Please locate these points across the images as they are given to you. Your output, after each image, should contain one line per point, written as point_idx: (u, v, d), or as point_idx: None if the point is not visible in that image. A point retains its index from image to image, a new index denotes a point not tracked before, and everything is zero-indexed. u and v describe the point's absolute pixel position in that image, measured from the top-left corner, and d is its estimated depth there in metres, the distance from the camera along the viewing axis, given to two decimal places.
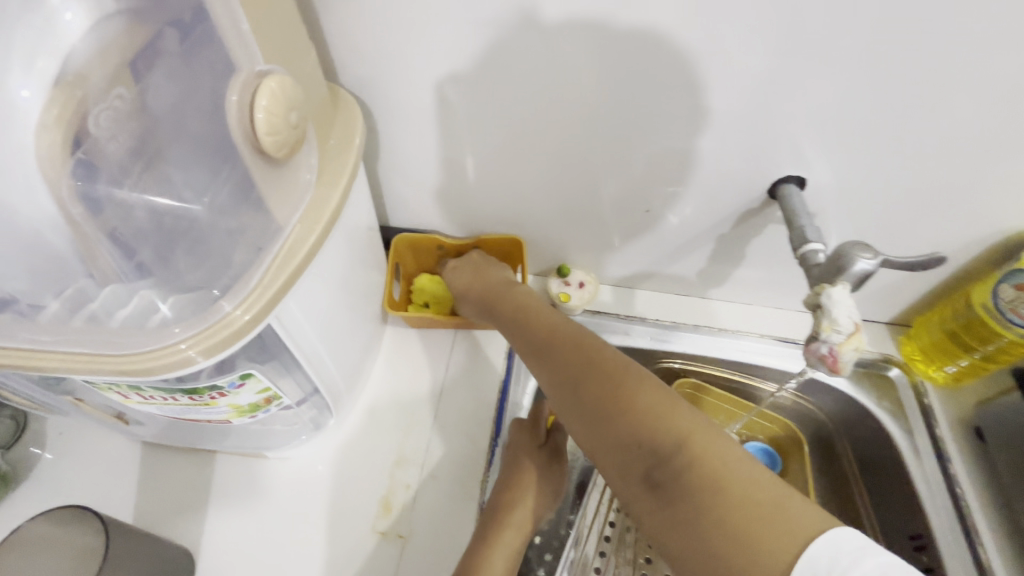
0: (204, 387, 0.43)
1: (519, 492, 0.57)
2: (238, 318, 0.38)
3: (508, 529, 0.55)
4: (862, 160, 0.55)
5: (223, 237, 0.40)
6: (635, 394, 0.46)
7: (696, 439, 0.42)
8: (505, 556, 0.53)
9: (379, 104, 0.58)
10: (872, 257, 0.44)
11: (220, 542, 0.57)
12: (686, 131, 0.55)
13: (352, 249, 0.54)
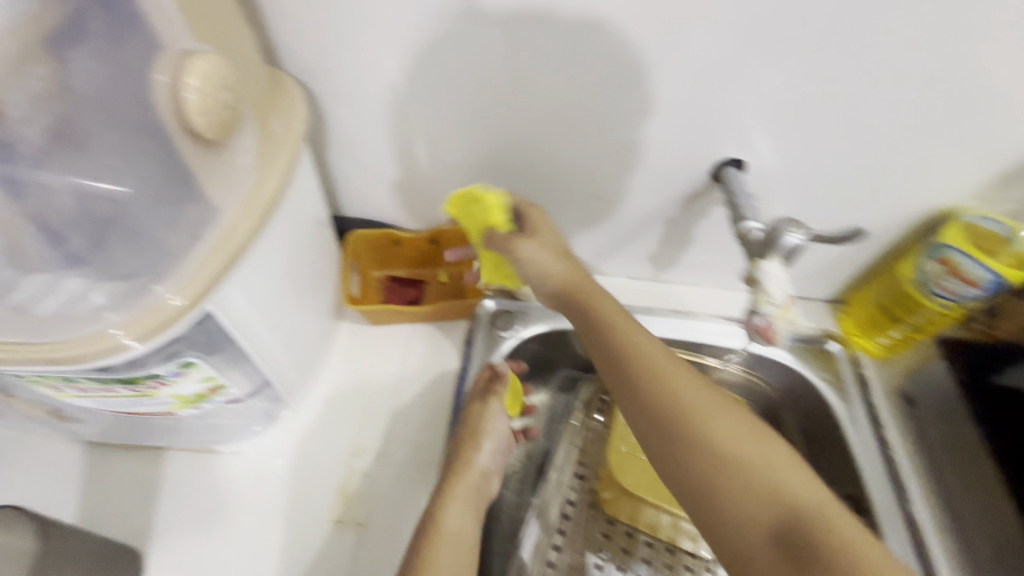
0: (142, 375, 0.43)
1: (474, 444, 0.59)
2: (172, 304, 0.38)
3: (462, 480, 0.57)
4: (794, 144, 0.58)
5: (157, 219, 0.38)
6: (748, 444, 0.45)
7: (759, 462, 0.44)
8: (460, 508, 0.55)
9: (327, 92, 0.58)
10: (802, 234, 0.46)
11: (164, 542, 0.55)
12: (627, 118, 0.57)
13: (296, 235, 0.53)
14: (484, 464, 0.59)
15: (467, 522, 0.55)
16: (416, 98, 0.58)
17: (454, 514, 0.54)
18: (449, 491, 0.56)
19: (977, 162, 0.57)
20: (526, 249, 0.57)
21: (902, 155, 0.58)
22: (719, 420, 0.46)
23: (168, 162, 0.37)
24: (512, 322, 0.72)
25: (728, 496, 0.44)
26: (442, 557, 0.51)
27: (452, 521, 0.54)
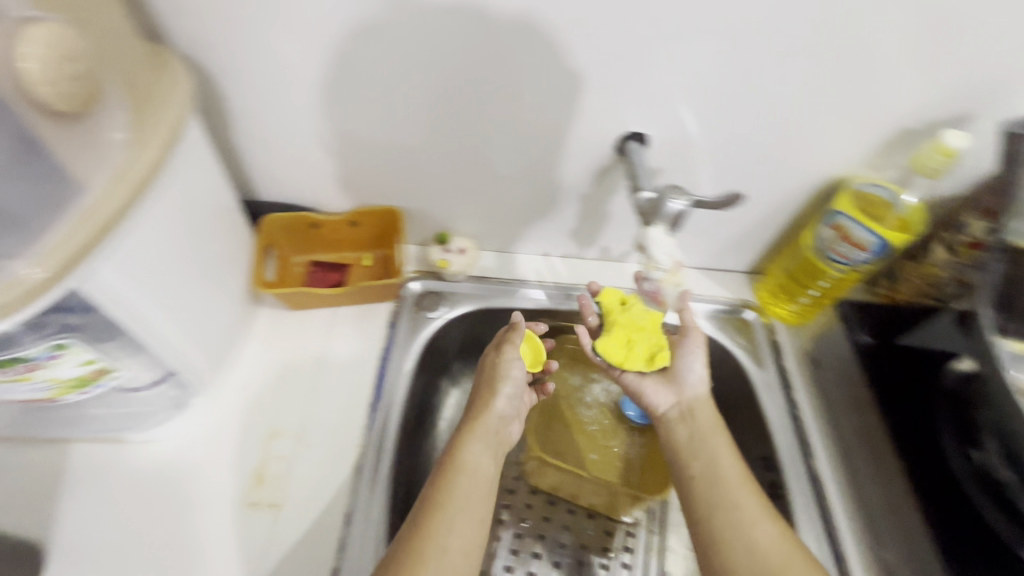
0: (6, 358, 0.42)
1: (491, 391, 0.64)
2: (28, 279, 0.36)
3: (481, 423, 0.61)
4: (691, 117, 0.60)
5: (14, 188, 0.35)
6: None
7: (732, 498, 0.53)
8: (480, 445, 0.59)
9: (220, 70, 0.57)
10: (684, 200, 0.49)
11: (65, 538, 0.54)
12: (528, 92, 0.58)
13: (188, 217, 0.52)
14: (501, 410, 0.63)
15: (487, 459, 0.59)
16: (315, 74, 0.57)
17: (475, 451, 0.59)
18: (468, 434, 0.60)
19: (862, 131, 0.60)
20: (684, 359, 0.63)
21: (795, 125, 0.60)
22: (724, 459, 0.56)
23: (14, 129, 0.35)
24: (439, 303, 0.75)
25: (708, 511, 0.53)
26: (462, 488, 0.55)
27: (471, 456, 0.58)
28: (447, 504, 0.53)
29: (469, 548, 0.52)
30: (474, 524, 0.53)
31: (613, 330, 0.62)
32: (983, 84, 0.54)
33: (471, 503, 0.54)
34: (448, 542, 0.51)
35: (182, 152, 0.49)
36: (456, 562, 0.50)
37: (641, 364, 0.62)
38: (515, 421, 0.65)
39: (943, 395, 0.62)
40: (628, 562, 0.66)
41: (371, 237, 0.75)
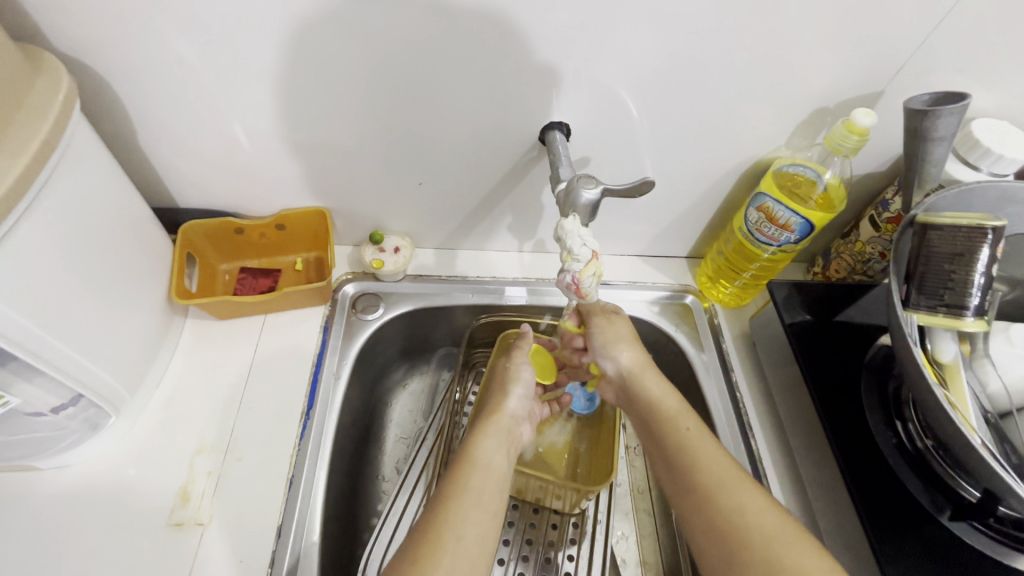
0: None
1: (503, 393, 0.63)
2: None
3: (493, 421, 0.59)
4: (609, 106, 0.59)
5: None
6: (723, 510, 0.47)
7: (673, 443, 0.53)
8: (493, 442, 0.57)
9: (110, 75, 0.54)
10: (594, 188, 0.48)
11: None
12: (441, 86, 0.56)
13: (71, 232, 0.49)
14: (512, 410, 0.62)
15: (500, 455, 0.56)
16: (215, 75, 0.54)
17: (488, 446, 0.56)
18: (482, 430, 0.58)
19: (779, 114, 0.60)
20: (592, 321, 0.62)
21: (713, 111, 0.60)
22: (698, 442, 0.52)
23: None
24: (375, 305, 0.74)
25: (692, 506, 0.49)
26: (476, 480, 0.52)
27: (485, 452, 0.55)
28: (461, 494, 0.50)
29: (484, 540, 0.48)
30: (488, 518, 0.50)
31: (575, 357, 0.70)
32: (889, 63, 0.55)
33: (484, 496, 0.51)
34: (464, 532, 0.47)
35: (53, 164, 0.46)
36: (472, 553, 0.46)
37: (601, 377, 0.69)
38: (524, 423, 0.64)
39: (866, 369, 0.64)
40: (573, 553, 0.68)
41: (301, 239, 0.74)
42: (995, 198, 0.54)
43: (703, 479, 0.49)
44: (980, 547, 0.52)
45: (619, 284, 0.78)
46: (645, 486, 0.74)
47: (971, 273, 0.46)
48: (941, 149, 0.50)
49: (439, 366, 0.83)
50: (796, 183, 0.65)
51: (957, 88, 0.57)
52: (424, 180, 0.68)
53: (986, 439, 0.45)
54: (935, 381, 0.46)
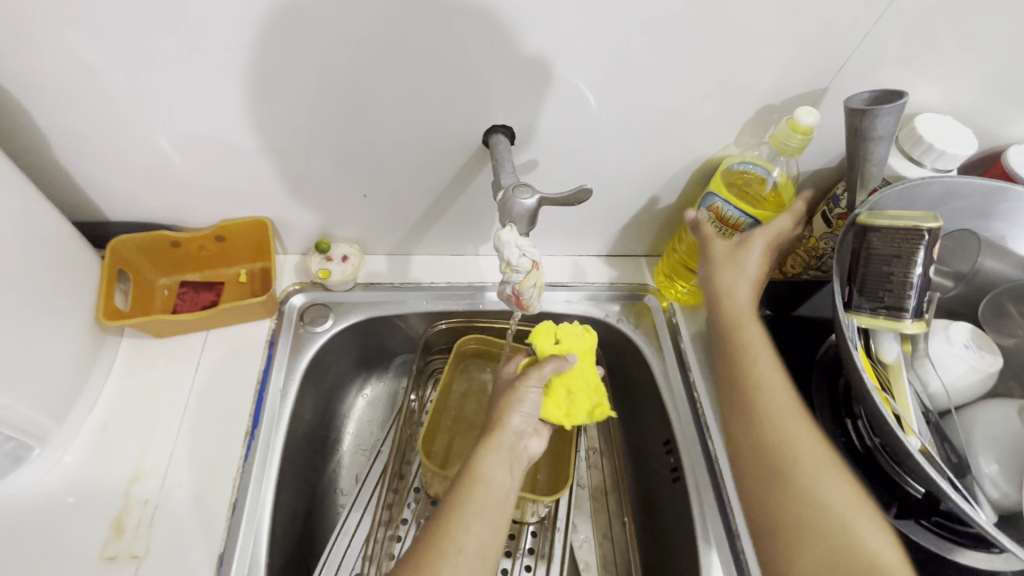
0: None
1: (507, 406, 0.58)
2: None
3: (496, 438, 0.56)
4: (552, 108, 0.58)
5: None
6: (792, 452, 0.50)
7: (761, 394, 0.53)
8: (496, 458, 0.54)
9: (13, 86, 0.50)
10: (529, 197, 0.46)
11: None
12: (376, 91, 0.54)
13: None
14: (517, 426, 0.58)
15: (505, 473, 0.54)
16: (129, 83, 0.51)
17: (490, 463, 0.54)
18: (483, 447, 0.55)
19: (725, 113, 0.59)
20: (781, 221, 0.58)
21: (658, 112, 0.59)
22: (787, 421, 0.51)
23: None
24: (324, 316, 0.72)
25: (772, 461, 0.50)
26: (481, 496, 0.51)
27: (488, 468, 0.53)
28: (463, 511, 0.50)
29: (486, 552, 0.48)
30: (490, 531, 0.50)
31: (553, 389, 0.62)
32: (831, 60, 0.54)
33: (487, 518, 0.50)
34: (464, 544, 0.48)
35: None
36: (473, 566, 0.47)
37: (583, 418, 0.63)
38: (532, 435, 0.60)
39: (816, 367, 0.64)
40: (530, 564, 0.67)
41: (243, 251, 0.71)
42: (937, 195, 0.54)
43: (772, 438, 0.51)
44: (926, 544, 0.52)
45: (576, 286, 0.77)
46: (604, 488, 0.74)
47: (909, 273, 0.46)
48: (881, 149, 0.49)
49: (397, 375, 0.81)
50: (745, 181, 0.64)
51: (898, 84, 0.57)
52: (367, 194, 0.67)
53: (924, 442, 0.46)
54: (876, 387, 0.46)
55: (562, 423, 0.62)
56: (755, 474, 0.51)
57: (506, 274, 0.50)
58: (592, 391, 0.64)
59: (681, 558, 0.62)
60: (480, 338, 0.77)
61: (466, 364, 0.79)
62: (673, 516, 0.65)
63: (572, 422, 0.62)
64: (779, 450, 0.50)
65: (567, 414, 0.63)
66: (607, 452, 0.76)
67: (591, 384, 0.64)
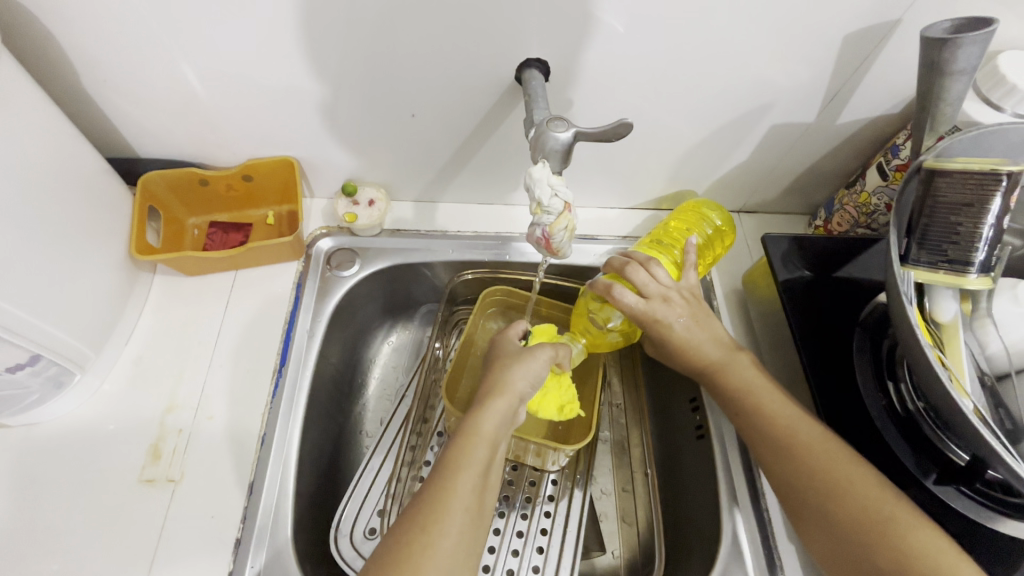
0: None
1: (514, 365, 0.56)
2: None
3: (502, 399, 0.53)
4: (592, 44, 0.53)
5: None
6: (802, 444, 0.50)
7: (752, 386, 0.54)
8: (495, 414, 0.52)
9: (33, 12, 0.49)
10: (565, 130, 0.44)
11: None
12: (403, 22, 0.51)
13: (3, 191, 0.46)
14: (523, 389, 0.55)
15: (503, 434, 0.52)
16: (147, 10, 0.49)
17: (494, 420, 0.51)
18: (487, 402, 0.52)
19: (781, 50, 0.54)
20: (624, 297, 0.58)
21: (707, 48, 0.54)
22: (788, 411, 0.52)
23: None
24: (351, 260, 0.71)
25: (817, 507, 0.47)
26: (479, 455, 0.49)
27: (489, 423, 0.51)
28: (464, 468, 0.48)
29: (483, 509, 0.47)
30: (489, 487, 0.49)
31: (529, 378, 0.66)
32: None
33: (486, 476, 0.49)
34: (468, 501, 0.46)
35: None
36: (475, 522, 0.46)
37: (552, 413, 0.66)
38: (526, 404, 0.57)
39: (859, 329, 0.60)
40: (549, 510, 0.67)
41: (271, 191, 0.71)
42: (1018, 142, 0.48)
43: (777, 422, 0.52)
44: (966, 512, 0.49)
45: (604, 239, 0.75)
46: (627, 444, 0.73)
47: (979, 225, 0.43)
48: (959, 85, 0.44)
49: (422, 323, 0.81)
50: (658, 233, 0.71)
51: (986, 15, 0.51)
52: (411, 117, 0.62)
53: (980, 405, 0.43)
54: (931, 345, 0.43)
55: (533, 410, 0.66)
56: (764, 451, 0.52)
57: (537, 216, 0.48)
58: (562, 389, 0.67)
59: (700, 513, 0.61)
60: (507, 290, 0.75)
61: (494, 314, 0.77)
62: (695, 472, 0.64)
63: (541, 412, 0.65)
64: (784, 434, 0.51)
65: (537, 404, 0.65)
66: (629, 408, 0.76)
67: (563, 380, 0.67)
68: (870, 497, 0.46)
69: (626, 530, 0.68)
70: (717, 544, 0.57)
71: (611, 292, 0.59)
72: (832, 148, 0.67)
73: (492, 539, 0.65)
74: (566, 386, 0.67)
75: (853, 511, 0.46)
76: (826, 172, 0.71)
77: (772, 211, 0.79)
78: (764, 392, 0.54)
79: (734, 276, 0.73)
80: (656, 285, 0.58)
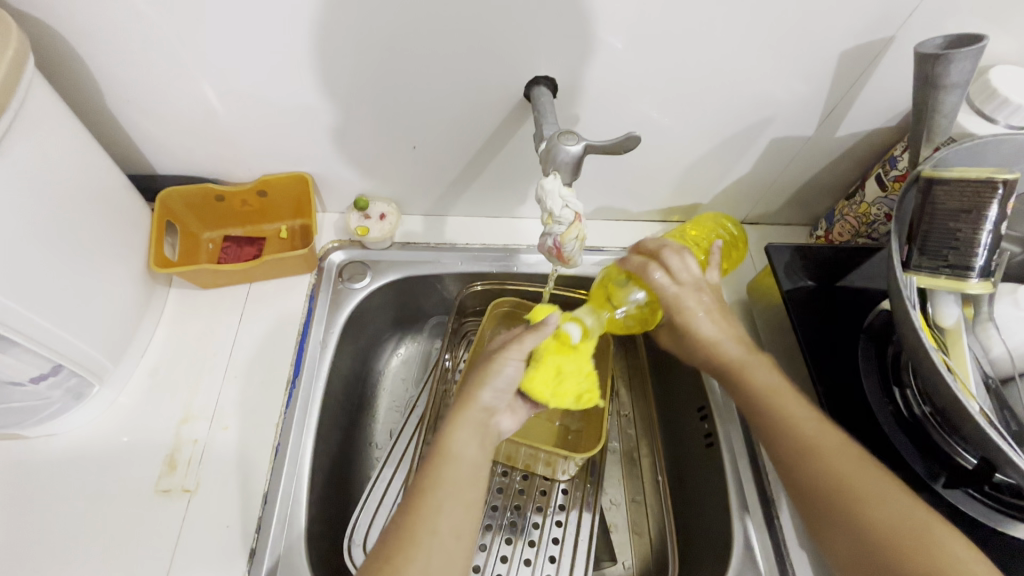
0: None
1: (478, 380, 0.55)
2: None
3: (467, 417, 0.53)
4: (599, 63, 0.56)
5: None
6: (822, 454, 0.50)
7: (774, 394, 0.55)
8: (466, 432, 0.52)
9: (63, 35, 0.51)
10: (575, 143, 0.46)
11: None
12: (417, 42, 0.53)
13: (30, 208, 0.48)
14: (488, 400, 0.55)
15: (477, 450, 0.52)
16: (173, 33, 0.51)
17: (462, 440, 0.51)
18: (452, 424, 0.52)
19: (781, 66, 0.56)
20: (656, 276, 0.59)
21: (710, 65, 0.56)
22: (807, 421, 0.52)
23: None
24: (363, 272, 0.72)
25: (829, 518, 0.48)
26: (449, 475, 0.49)
27: (458, 444, 0.51)
28: (434, 490, 0.48)
29: (461, 531, 0.47)
30: (465, 510, 0.48)
31: (542, 364, 0.62)
32: (902, 5, 0.50)
33: (461, 496, 0.48)
34: (438, 526, 0.46)
35: None
36: (449, 548, 0.46)
37: (569, 400, 0.63)
38: (506, 410, 0.58)
39: (863, 336, 0.62)
40: (561, 519, 0.67)
41: (284, 206, 0.72)
42: (1012, 152, 0.50)
43: (797, 431, 0.52)
44: (975, 515, 0.50)
45: (611, 250, 0.76)
46: (637, 454, 0.74)
47: (978, 230, 0.44)
48: (953, 98, 0.46)
49: (431, 335, 0.82)
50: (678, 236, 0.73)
51: (977, 32, 0.53)
52: (412, 148, 0.66)
53: (985, 407, 0.44)
54: (935, 348, 0.44)
55: (546, 400, 0.61)
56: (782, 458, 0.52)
57: (549, 225, 0.49)
58: (581, 375, 0.64)
59: (712, 521, 0.61)
60: (515, 301, 0.76)
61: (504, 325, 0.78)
62: (705, 480, 0.64)
63: (555, 403, 0.62)
64: (803, 443, 0.51)
65: (552, 393, 0.62)
66: (638, 418, 0.76)
67: (581, 367, 0.64)
68: (892, 511, 0.45)
69: (637, 540, 0.68)
70: (729, 552, 0.57)
71: (645, 270, 0.60)
72: (832, 160, 0.69)
73: (504, 548, 0.65)
74: (584, 373, 0.65)
75: (872, 522, 0.45)
76: (826, 184, 0.73)
77: (774, 223, 0.81)
78: (782, 396, 0.54)
79: (739, 285, 0.74)
80: (691, 275, 0.60)
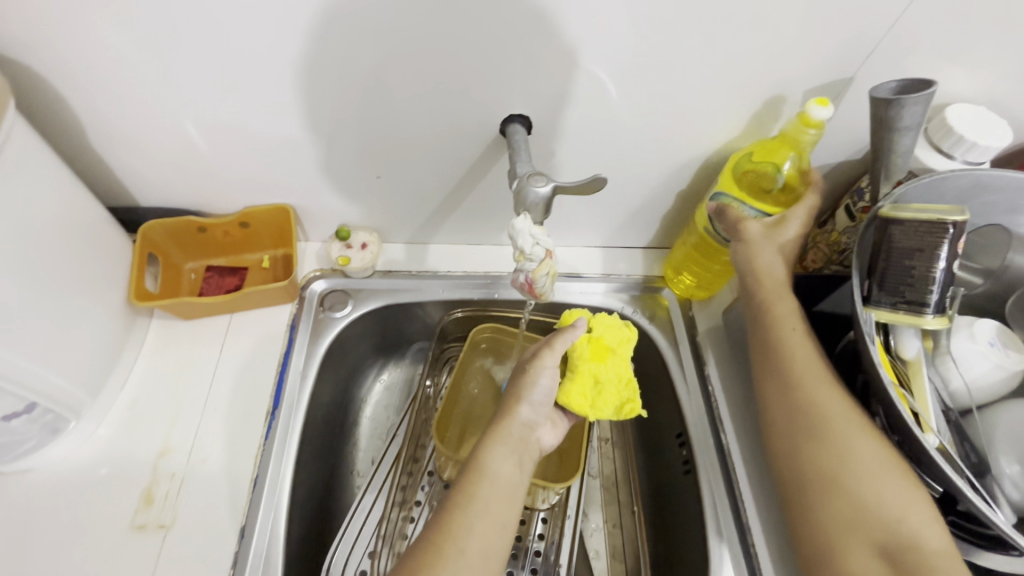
0: None
1: (518, 395, 0.56)
2: None
3: (504, 438, 0.54)
4: (570, 100, 0.57)
5: None
6: (834, 434, 0.49)
7: (800, 367, 0.53)
8: (504, 450, 0.53)
9: (47, 77, 0.52)
10: (543, 185, 0.47)
11: None
12: (393, 81, 0.55)
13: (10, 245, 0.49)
14: (525, 416, 0.56)
15: (513, 467, 0.52)
16: (156, 75, 0.53)
17: (500, 458, 0.52)
18: (489, 443, 0.53)
19: (746, 104, 0.58)
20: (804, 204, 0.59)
21: (678, 104, 0.58)
22: (830, 400, 0.51)
23: None
24: (344, 301, 0.73)
25: (821, 498, 0.48)
26: (484, 492, 0.50)
27: (495, 463, 0.52)
28: (466, 505, 0.49)
29: (491, 553, 0.47)
30: (497, 529, 0.49)
31: (577, 374, 0.59)
32: (856, 50, 0.53)
33: (496, 516, 0.49)
34: (467, 544, 0.47)
35: None
36: (475, 566, 0.46)
37: (610, 412, 0.58)
38: (546, 423, 0.59)
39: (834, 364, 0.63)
40: (540, 549, 0.67)
41: (266, 236, 0.73)
42: (967, 188, 0.52)
43: (813, 409, 0.51)
44: None
45: (590, 277, 0.77)
46: (615, 480, 0.74)
47: (932, 267, 0.45)
48: (907, 138, 0.48)
49: (413, 361, 0.82)
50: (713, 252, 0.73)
51: (930, 73, 0.55)
52: (377, 178, 0.67)
53: (944, 440, 0.45)
54: (895, 382, 0.45)
55: (587, 413, 0.57)
56: (791, 431, 0.51)
57: (520, 262, 0.51)
58: (622, 385, 0.59)
59: (690, 550, 0.62)
60: (495, 326, 0.77)
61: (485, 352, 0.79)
62: (682, 507, 0.65)
63: (596, 413, 0.58)
64: (817, 421, 0.50)
65: (592, 403, 0.58)
66: (619, 444, 0.77)
67: (623, 371, 0.59)
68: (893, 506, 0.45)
69: (614, 566, 0.69)
70: None
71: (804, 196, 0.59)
72: None
73: None
74: (626, 382, 0.60)
75: (866, 510, 0.46)
76: None
77: None
78: (811, 371, 0.53)
79: None
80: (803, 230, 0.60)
